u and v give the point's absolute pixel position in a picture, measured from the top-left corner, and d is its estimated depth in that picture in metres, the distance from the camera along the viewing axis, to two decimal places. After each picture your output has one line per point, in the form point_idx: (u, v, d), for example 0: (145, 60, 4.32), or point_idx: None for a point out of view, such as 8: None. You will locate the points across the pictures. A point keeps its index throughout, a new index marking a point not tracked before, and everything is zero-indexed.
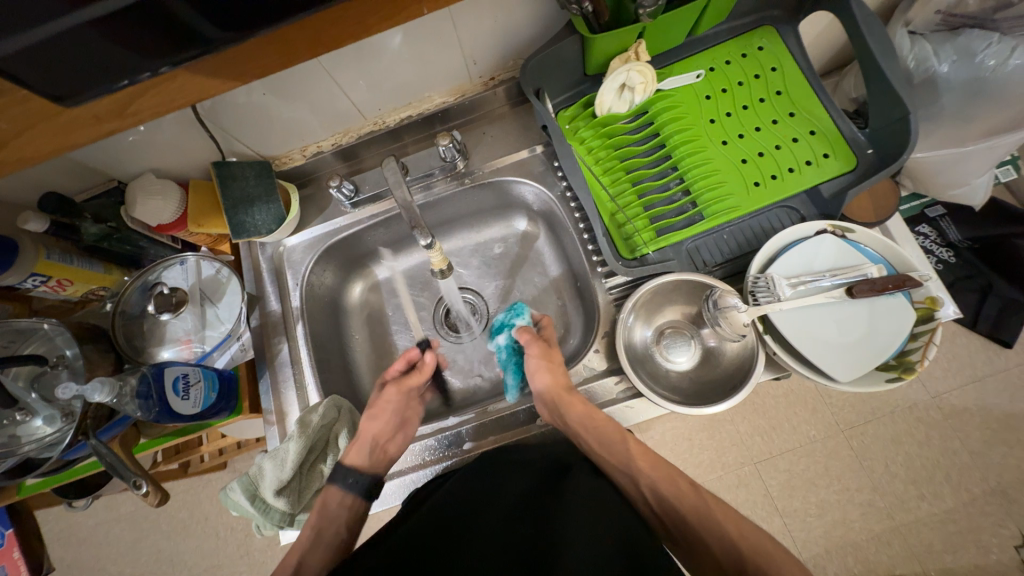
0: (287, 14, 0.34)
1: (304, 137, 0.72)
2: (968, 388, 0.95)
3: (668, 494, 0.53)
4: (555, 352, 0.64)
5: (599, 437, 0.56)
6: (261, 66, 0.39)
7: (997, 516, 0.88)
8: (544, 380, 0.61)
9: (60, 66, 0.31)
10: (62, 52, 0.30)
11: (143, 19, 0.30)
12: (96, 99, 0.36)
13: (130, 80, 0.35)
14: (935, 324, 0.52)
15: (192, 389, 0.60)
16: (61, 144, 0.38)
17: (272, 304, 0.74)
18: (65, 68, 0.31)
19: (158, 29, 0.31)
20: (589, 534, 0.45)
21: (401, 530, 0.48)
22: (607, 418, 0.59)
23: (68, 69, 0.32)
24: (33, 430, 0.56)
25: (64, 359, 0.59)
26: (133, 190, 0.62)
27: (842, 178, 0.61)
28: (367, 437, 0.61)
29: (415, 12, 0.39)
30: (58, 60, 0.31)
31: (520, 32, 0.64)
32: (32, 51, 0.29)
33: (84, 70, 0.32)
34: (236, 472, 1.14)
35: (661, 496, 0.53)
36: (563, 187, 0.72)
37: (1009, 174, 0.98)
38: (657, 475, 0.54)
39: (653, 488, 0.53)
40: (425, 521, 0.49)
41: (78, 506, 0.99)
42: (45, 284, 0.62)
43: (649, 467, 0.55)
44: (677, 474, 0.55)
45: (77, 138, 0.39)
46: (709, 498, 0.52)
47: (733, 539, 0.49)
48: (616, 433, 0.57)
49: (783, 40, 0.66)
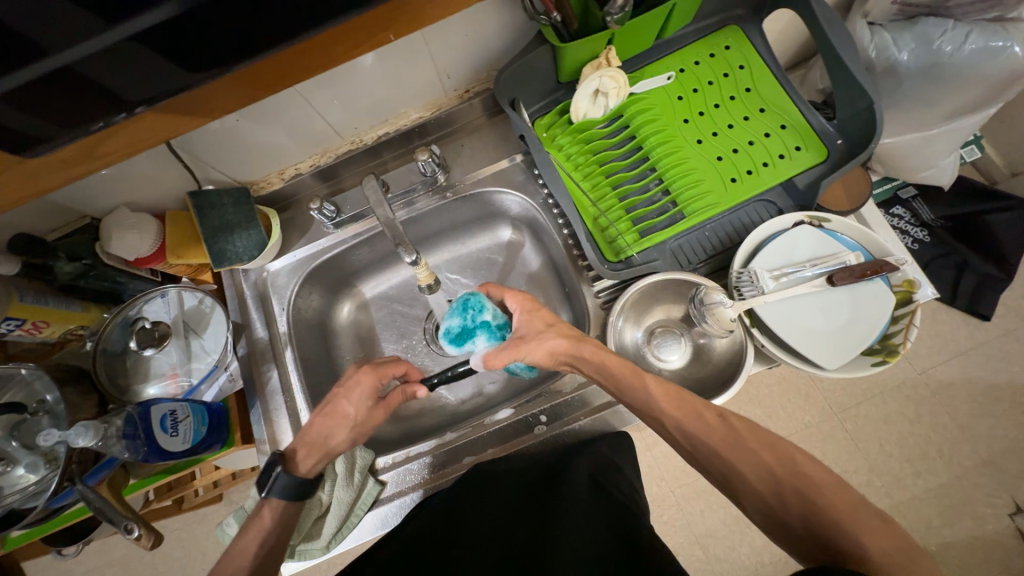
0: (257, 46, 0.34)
1: (281, 160, 0.71)
2: (951, 362, 0.97)
3: (695, 430, 0.47)
4: (537, 317, 0.61)
5: (624, 376, 0.52)
6: (226, 105, 0.40)
7: (989, 486, 0.90)
8: (546, 349, 0.57)
9: (33, 108, 0.31)
10: (36, 95, 0.30)
11: (118, 62, 0.31)
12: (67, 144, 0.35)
13: (106, 120, 0.34)
14: (914, 307, 0.54)
15: (180, 425, 0.59)
16: (32, 189, 0.38)
17: (259, 331, 0.73)
18: (38, 112, 0.32)
19: (133, 70, 0.32)
20: (573, 540, 0.45)
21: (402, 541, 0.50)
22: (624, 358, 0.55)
23: (43, 112, 0.32)
24: (15, 480, 0.54)
25: (44, 404, 0.57)
26: (108, 225, 0.61)
27: (814, 169, 0.62)
28: (311, 438, 0.57)
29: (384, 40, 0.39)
30: (29, 103, 0.31)
31: (491, 43, 0.64)
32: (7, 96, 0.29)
33: (56, 113, 0.32)
34: (232, 505, 1.11)
35: (689, 438, 0.47)
36: (545, 195, 0.73)
37: (973, 153, 1.02)
38: (684, 413, 0.48)
39: (679, 428, 0.48)
40: (422, 530, 0.50)
41: (68, 553, 0.96)
42: (20, 328, 0.60)
43: (675, 406, 0.49)
44: (704, 405, 0.49)
45: (46, 182, 0.38)
46: (741, 428, 0.46)
47: (773, 470, 0.43)
48: (633, 373, 0.52)
49: (748, 38, 0.68)
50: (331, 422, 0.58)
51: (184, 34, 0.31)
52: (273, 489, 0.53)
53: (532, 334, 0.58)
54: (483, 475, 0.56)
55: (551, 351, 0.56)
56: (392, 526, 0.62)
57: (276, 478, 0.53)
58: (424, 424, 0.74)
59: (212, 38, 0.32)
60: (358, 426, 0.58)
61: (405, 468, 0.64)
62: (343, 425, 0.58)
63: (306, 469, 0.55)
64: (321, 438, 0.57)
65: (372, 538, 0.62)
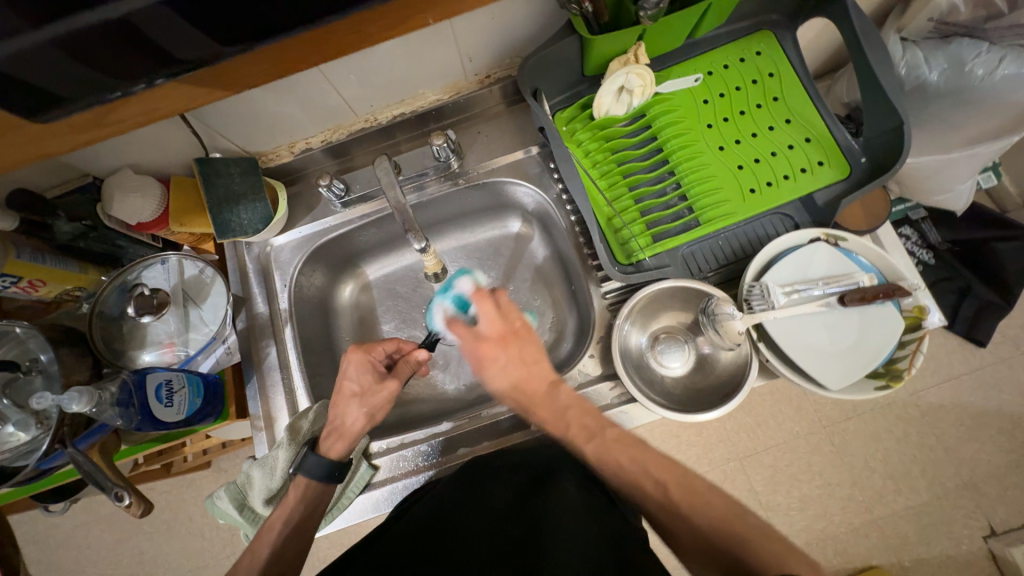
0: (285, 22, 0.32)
1: (292, 132, 0.69)
2: (944, 386, 0.97)
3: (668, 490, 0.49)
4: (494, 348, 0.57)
5: (566, 434, 0.54)
6: (250, 78, 0.37)
7: (967, 508, 0.92)
8: (515, 382, 0.56)
9: (51, 75, 0.30)
10: (46, 61, 0.28)
11: (136, 32, 0.29)
12: (80, 110, 0.33)
13: (124, 90, 0.33)
14: (922, 333, 0.54)
15: (176, 396, 0.58)
16: (33, 152, 0.37)
17: (259, 306, 0.72)
18: (44, 78, 0.30)
19: (150, 42, 0.30)
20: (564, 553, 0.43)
21: (399, 532, 0.49)
22: (591, 414, 0.55)
23: (54, 77, 0.30)
24: (4, 436, 0.53)
25: (38, 363, 0.56)
26: (110, 187, 0.59)
27: (835, 186, 0.61)
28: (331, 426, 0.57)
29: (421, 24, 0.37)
30: (48, 70, 0.29)
31: (518, 29, 0.62)
32: (18, 57, 0.27)
33: (66, 78, 0.30)
34: (219, 472, 1.12)
35: (625, 483, 0.51)
36: (559, 190, 0.71)
37: (990, 180, 1.01)
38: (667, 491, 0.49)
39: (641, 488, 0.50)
40: (418, 525, 0.50)
41: (54, 510, 0.96)
42: (16, 285, 0.58)
43: (614, 464, 0.51)
44: (653, 460, 0.51)
45: (49, 146, 0.37)
46: (674, 491, 0.49)
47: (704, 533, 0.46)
48: (576, 439, 0.53)
49: (781, 45, 0.66)
50: (343, 408, 0.57)
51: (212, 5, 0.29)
52: (305, 470, 0.54)
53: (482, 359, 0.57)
54: (476, 476, 0.55)
55: (517, 391, 0.56)
56: (383, 511, 0.62)
57: (305, 456, 0.55)
58: (420, 410, 0.74)
59: (238, 12, 0.30)
60: (370, 408, 0.57)
61: (399, 454, 0.64)
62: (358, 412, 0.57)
63: (338, 454, 0.57)
64: (337, 424, 0.57)
65: (362, 521, 0.63)
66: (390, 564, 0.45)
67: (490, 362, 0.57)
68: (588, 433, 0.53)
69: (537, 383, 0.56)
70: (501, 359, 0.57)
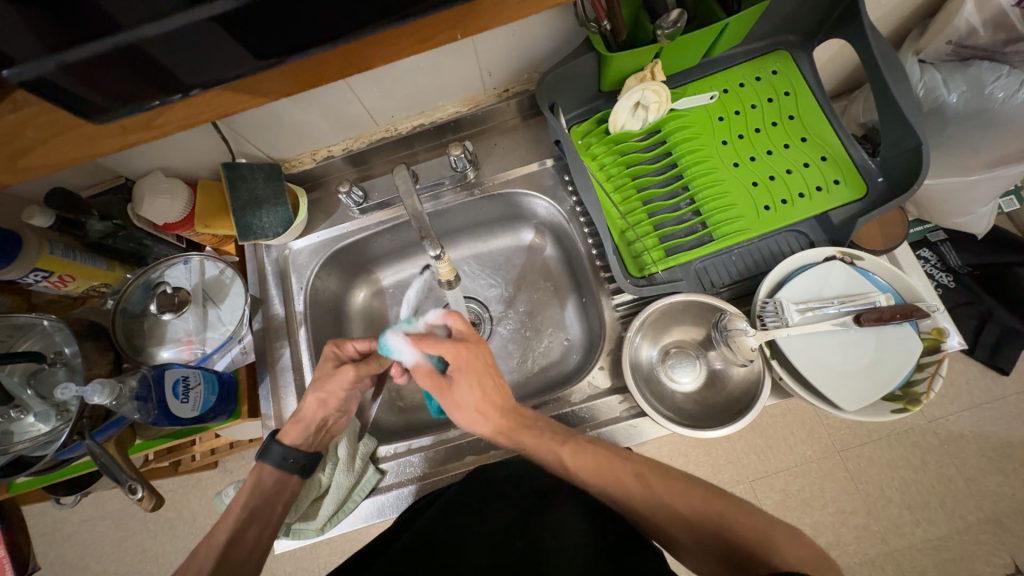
0: (318, 41, 0.30)
1: (316, 141, 0.71)
2: (964, 414, 0.94)
3: (689, 511, 0.47)
4: (481, 360, 0.52)
5: (537, 442, 0.51)
6: (281, 84, 0.35)
7: (990, 544, 0.88)
8: (482, 400, 0.52)
9: (102, 85, 0.28)
10: (96, 73, 0.27)
11: (185, 45, 0.28)
12: (122, 117, 0.32)
13: (163, 100, 0.32)
14: (942, 356, 0.53)
15: (191, 392, 0.60)
16: (87, 152, 0.36)
17: (276, 307, 0.73)
18: (88, 89, 0.28)
19: (197, 57, 0.29)
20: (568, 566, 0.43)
21: (425, 519, 0.51)
22: (557, 422, 0.54)
23: (98, 87, 0.29)
24: (26, 427, 0.55)
25: (62, 356, 0.58)
26: (141, 188, 0.62)
27: (851, 205, 0.61)
28: (315, 419, 0.58)
29: (449, 38, 0.36)
30: (82, 85, 0.28)
31: (537, 45, 0.64)
32: (72, 69, 0.26)
33: (109, 89, 0.29)
34: (226, 473, 1.13)
35: (604, 487, 0.49)
36: (573, 202, 0.72)
37: (1012, 205, 1.00)
38: (701, 510, 0.47)
39: (672, 512, 0.47)
40: (445, 512, 0.51)
41: (64, 504, 0.98)
42: (47, 279, 0.61)
43: (586, 467, 0.50)
44: (622, 464, 0.50)
45: (104, 147, 0.36)
46: (656, 483, 0.49)
47: (691, 517, 0.47)
48: (550, 447, 0.51)
49: (797, 64, 0.67)
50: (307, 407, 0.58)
51: (259, 21, 0.28)
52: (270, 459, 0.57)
53: (466, 377, 0.51)
54: (484, 489, 0.54)
55: (488, 402, 0.52)
56: (387, 517, 0.62)
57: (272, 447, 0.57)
58: (427, 418, 0.74)
59: (287, 28, 0.29)
60: (331, 397, 0.58)
61: (405, 459, 0.64)
62: (336, 398, 0.59)
63: (290, 438, 0.58)
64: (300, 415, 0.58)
65: (367, 526, 0.63)
66: (425, 545, 0.47)
67: (470, 370, 0.51)
68: (561, 437, 0.52)
69: (506, 395, 0.53)
70: (475, 371, 0.51)
